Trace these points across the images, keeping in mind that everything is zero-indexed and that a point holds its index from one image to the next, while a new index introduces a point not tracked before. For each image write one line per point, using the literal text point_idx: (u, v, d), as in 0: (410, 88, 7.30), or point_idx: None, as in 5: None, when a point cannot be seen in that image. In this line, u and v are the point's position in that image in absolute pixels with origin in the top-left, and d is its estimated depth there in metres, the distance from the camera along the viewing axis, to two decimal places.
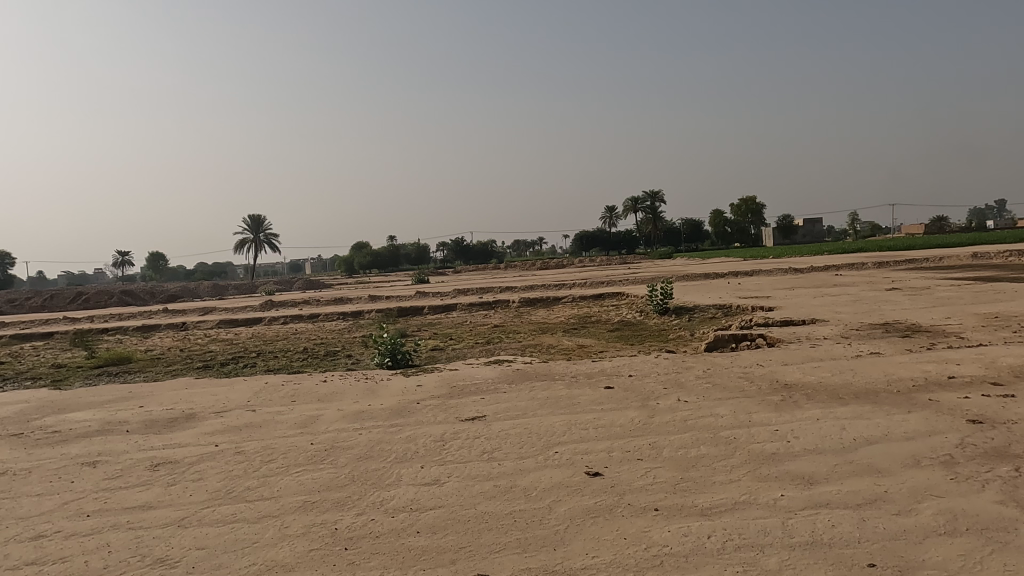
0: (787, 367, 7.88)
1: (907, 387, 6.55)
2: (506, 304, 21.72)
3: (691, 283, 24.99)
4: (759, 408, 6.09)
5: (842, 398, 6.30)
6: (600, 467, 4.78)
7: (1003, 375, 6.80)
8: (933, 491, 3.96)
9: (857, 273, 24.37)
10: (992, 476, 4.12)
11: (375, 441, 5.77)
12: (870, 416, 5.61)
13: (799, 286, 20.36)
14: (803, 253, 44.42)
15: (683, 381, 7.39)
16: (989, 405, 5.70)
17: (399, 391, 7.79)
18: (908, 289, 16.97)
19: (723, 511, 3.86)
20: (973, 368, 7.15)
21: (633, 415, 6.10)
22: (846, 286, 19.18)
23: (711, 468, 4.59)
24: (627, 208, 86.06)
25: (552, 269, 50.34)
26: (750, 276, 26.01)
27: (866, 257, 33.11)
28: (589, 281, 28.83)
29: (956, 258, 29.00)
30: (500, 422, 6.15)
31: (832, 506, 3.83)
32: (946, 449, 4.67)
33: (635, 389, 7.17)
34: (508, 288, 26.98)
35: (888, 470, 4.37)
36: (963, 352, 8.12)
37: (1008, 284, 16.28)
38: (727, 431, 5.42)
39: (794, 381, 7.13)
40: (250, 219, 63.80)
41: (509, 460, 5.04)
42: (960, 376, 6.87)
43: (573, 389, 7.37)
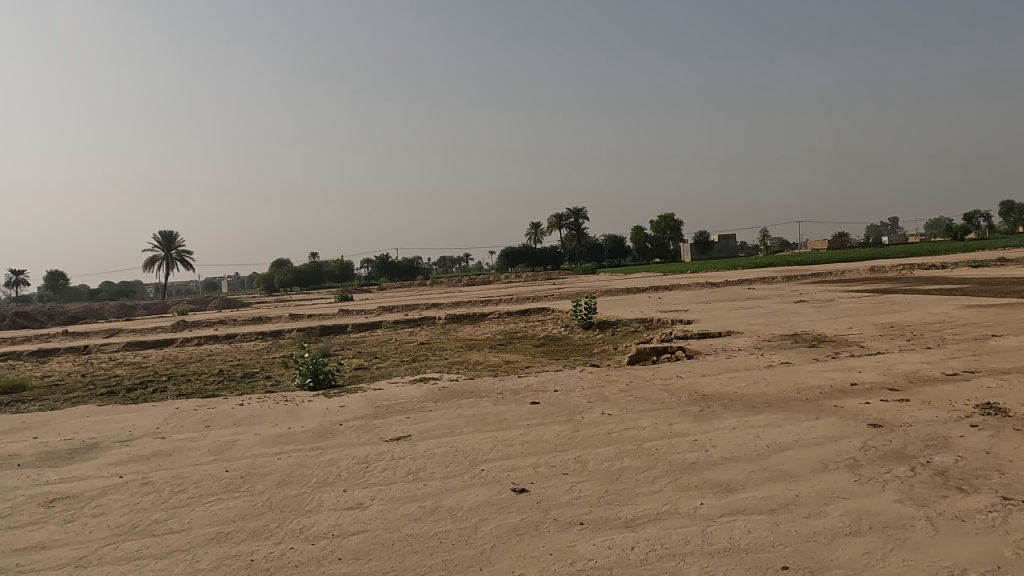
0: (705, 378, 8.15)
1: (815, 395, 6.90)
2: (431, 321, 21.52)
3: (613, 297, 25.62)
4: (679, 418, 6.27)
5: (756, 407, 6.57)
6: (526, 483, 4.78)
7: (899, 381, 7.27)
8: (840, 493, 4.18)
9: (768, 287, 25.66)
10: (891, 476, 4.39)
11: (295, 465, 5.56)
12: (782, 424, 5.87)
13: (715, 300, 21.21)
14: (717, 268, 46.48)
15: (607, 395, 7.52)
16: (888, 410, 6.08)
17: (321, 413, 7.57)
18: (814, 302, 17.95)
19: (645, 522, 3.93)
20: (873, 375, 7.62)
21: (559, 430, 6.15)
22: (758, 299, 20.18)
23: (634, 480, 4.67)
24: (551, 224, 87.58)
25: (477, 286, 50.58)
26: (669, 291, 26.90)
27: (774, 272, 34.88)
28: (514, 296, 29.06)
29: (856, 272, 31.02)
30: (426, 441, 6.06)
31: (748, 512, 3.97)
32: (851, 453, 4.94)
33: (561, 403, 7.24)
34: (434, 305, 26.78)
35: (799, 474, 4.58)
36: (864, 360, 8.64)
37: (902, 296, 17.50)
38: (650, 442, 5.54)
39: (711, 392, 7.38)
40: (162, 233, 60.74)
41: (435, 480, 4.97)
42: (862, 383, 7.31)
43: (499, 405, 7.36)
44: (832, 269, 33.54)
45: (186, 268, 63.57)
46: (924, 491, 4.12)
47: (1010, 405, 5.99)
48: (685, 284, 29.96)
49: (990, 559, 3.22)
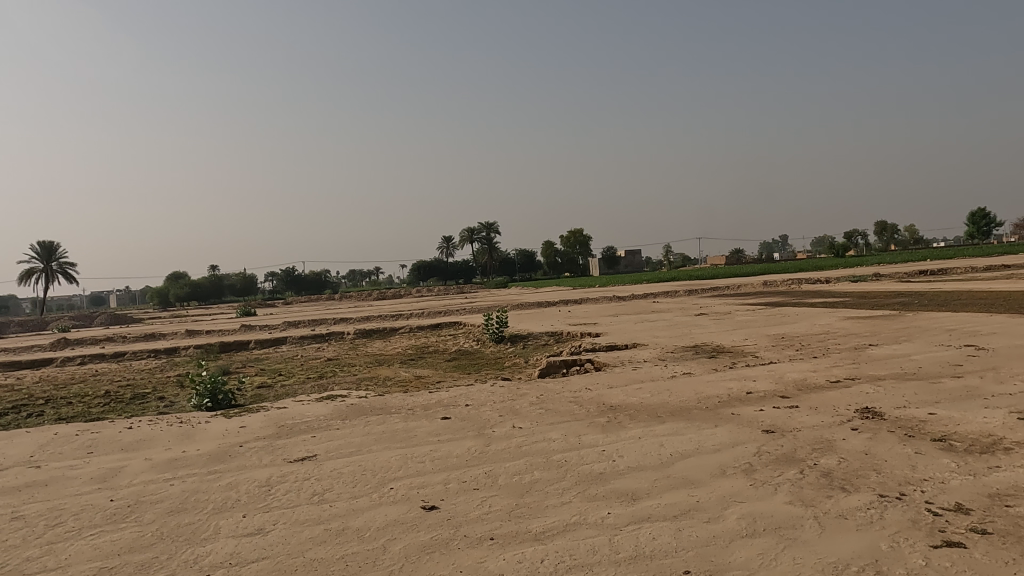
0: (612, 390, 8.35)
1: (714, 404, 7.23)
2: (340, 336, 20.93)
3: (525, 311, 25.89)
4: (587, 430, 6.39)
5: (661, 417, 6.81)
6: (436, 501, 4.71)
7: (789, 389, 7.74)
8: (738, 497, 4.39)
9: (671, 301, 26.75)
10: (782, 479, 4.65)
11: (190, 491, 5.24)
12: (684, 432, 6.10)
13: (622, 313, 21.86)
14: (624, 283, 48.04)
15: (518, 409, 7.57)
16: (779, 416, 6.46)
17: (220, 434, 7.18)
18: (713, 314, 18.85)
19: (555, 534, 3.97)
20: (766, 384, 8.07)
21: (469, 445, 6.12)
22: (662, 313, 20.97)
23: (544, 493, 4.71)
24: (463, 239, 87.63)
25: (388, 300, 49.82)
26: (579, 305, 27.50)
27: (677, 286, 36.39)
28: (426, 311, 28.81)
29: (751, 286, 32.88)
30: (334, 460, 5.88)
31: (652, 520, 4.10)
32: (747, 458, 5.20)
33: (472, 418, 7.21)
34: (343, 320, 26.10)
35: (700, 480, 4.77)
36: (758, 370, 9.14)
37: (792, 309, 18.69)
38: (559, 454, 5.62)
39: (618, 403, 7.58)
40: (41, 244, 56.13)
41: (342, 501, 4.81)
42: (756, 391, 7.72)
43: (409, 422, 7.25)
44: (729, 284, 35.41)
45: (68, 282, 58.86)
46: (811, 492, 4.39)
47: (885, 409, 6.51)
48: (594, 297, 30.74)
49: (869, 553, 3.46)
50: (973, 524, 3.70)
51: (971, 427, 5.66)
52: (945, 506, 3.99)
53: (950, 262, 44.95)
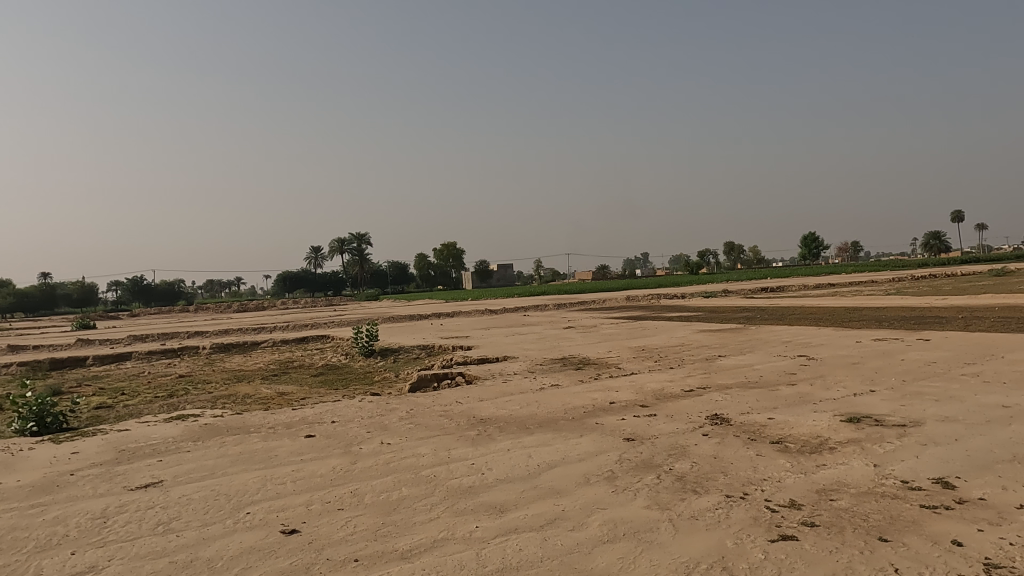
0: (482, 403, 8.40)
1: (580, 414, 7.48)
2: (193, 351, 19.46)
3: (396, 324, 25.48)
4: (457, 444, 6.38)
5: (529, 428, 6.93)
6: (297, 524, 4.48)
7: (648, 398, 8.19)
8: (600, 504, 4.55)
9: (541, 314, 27.47)
10: (641, 485, 4.89)
11: (7, 529, 4.61)
12: (551, 443, 6.25)
13: (493, 326, 22.13)
14: (496, 296, 48.74)
15: (387, 424, 7.40)
16: (640, 425, 6.80)
17: (47, 462, 6.40)
18: (580, 328, 19.57)
19: (422, 552, 3.90)
20: (628, 394, 8.47)
21: (334, 463, 5.90)
22: (532, 326, 21.49)
23: (412, 510, 4.63)
24: (333, 249, 84.91)
25: (250, 312, 47.12)
26: (451, 318, 27.50)
27: (547, 300, 37.47)
28: (292, 323, 27.56)
29: (616, 300, 34.54)
30: (183, 486, 5.43)
31: (520, 531, 4.15)
32: (609, 466, 5.42)
33: (338, 435, 6.96)
34: (197, 333, 24.32)
35: (565, 489, 4.91)
36: (621, 381, 9.58)
37: (651, 322, 19.85)
38: (428, 470, 5.55)
39: (488, 416, 7.63)
40: None
41: (191, 530, 4.45)
42: (619, 401, 8.09)
43: (270, 441, 6.86)
44: (597, 298, 37.00)
45: None
46: (667, 495, 4.65)
47: (732, 415, 7.05)
48: (467, 311, 30.93)
49: (717, 551, 3.71)
50: (803, 518, 4.09)
51: (803, 430, 6.27)
52: (780, 503, 4.38)
53: (785, 280, 49.85)
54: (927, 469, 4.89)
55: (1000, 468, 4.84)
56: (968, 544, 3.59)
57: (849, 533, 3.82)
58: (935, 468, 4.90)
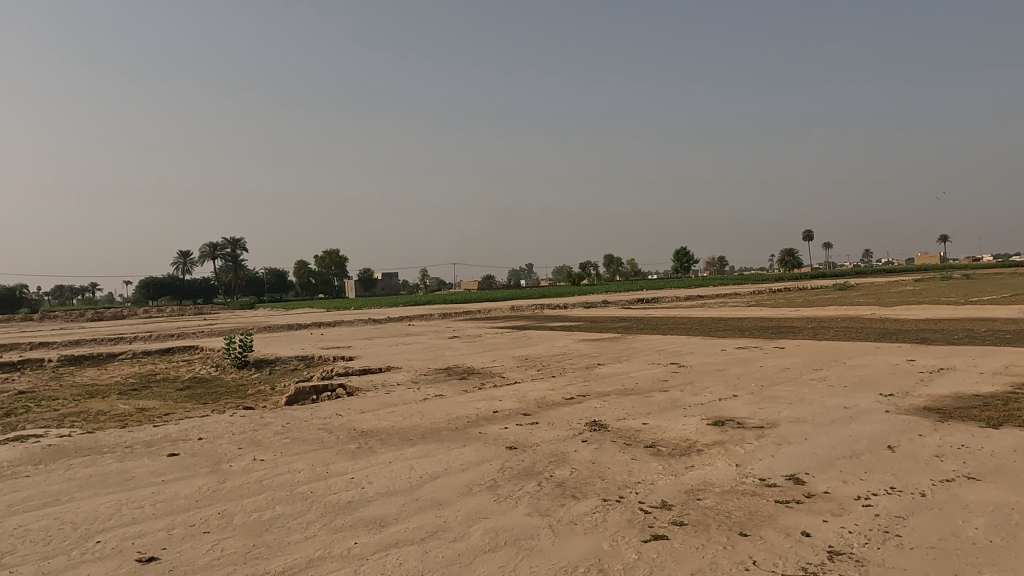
0: (363, 415, 8.18)
1: (463, 424, 7.47)
2: (37, 365, 17.53)
3: (273, 334, 24.34)
4: (335, 458, 6.17)
5: (411, 439, 6.83)
6: (156, 551, 4.14)
7: (530, 406, 8.32)
8: (481, 514, 4.56)
9: (426, 324, 27.29)
10: (523, 492, 4.96)
11: None
12: (434, 453, 6.20)
13: (376, 336, 21.69)
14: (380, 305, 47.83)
15: (260, 439, 7.02)
16: (522, 433, 6.90)
17: None
18: (465, 337, 19.61)
19: (296, 573, 3.73)
20: (511, 403, 8.58)
21: (201, 483, 5.52)
22: (417, 335, 21.28)
23: (286, 528, 4.41)
24: (204, 255, 79.86)
25: (106, 321, 43.23)
26: (332, 327, 26.66)
27: (432, 310, 37.21)
28: (156, 333, 25.60)
29: (500, 310, 34.95)
30: (19, 515, 4.86)
31: (400, 545, 4.07)
32: (491, 475, 5.45)
33: (205, 453, 6.52)
34: (42, 344, 21.97)
35: (447, 500, 4.87)
36: (504, 390, 9.67)
37: (534, 332, 20.28)
38: (304, 486, 5.32)
39: (369, 428, 7.44)
40: None
41: (29, 564, 3.98)
42: (502, 410, 8.16)
43: (126, 462, 6.30)
44: (481, 308, 37.26)
45: None
46: (547, 502, 4.74)
47: (609, 421, 7.32)
48: (349, 320, 30.12)
49: (594, 554, 3.83)
50: (673, 518, 4.31)
51: (673, 433, 6.63)
52: (652, 504, 4.59)
53: (659, 292, 52.70)
54: (781, 466, 5.32)
55: (841, 463, 5.36)
56: (815, 534, 3.94)
57: (713, 530, 4.07)
58: (787, 465, 5.34)
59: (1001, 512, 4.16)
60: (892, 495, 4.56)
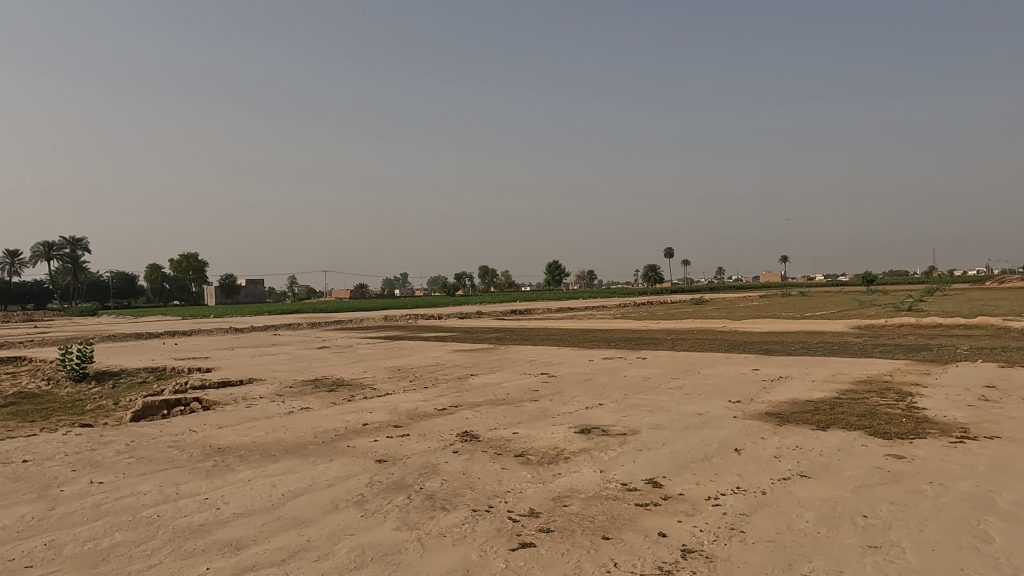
0: (220, 430, 7.66)
1: (330, 438, 7.20)
2: None
3: (118, 344, 22.22)
4: (188, 477, 5.72)
5: (274, 455, 6.49)
6: None
7: (401, 418, 8.19)
8: (348, 530, 4.41)
9: (293, 333, 26.13)
10: (391, 506, 4.86)
11: None
12: (298, 469, 5.92)
13: (238, 346, 20.44)
14: (243, 313, 45.15)
15: (99, 460, 6.37)
16: (392, 445, 6.77)
17: None
18: (334, 348, 18.96)
19: None
20: (381, 415, 8.39)
21: (24, 511, 4.90)
22: (282, 345, 20.30)
23: (127, 557, 4.03)
24: (37, 255, 71.59)
25: None
26: (188, 336, 24.81)
27: (300, 319, 35.68)
28: None
29: (373, 320, 34.14)
30: None
31: (258, 568, 3.84)
32: (358, 489, 5.29)
33: (31, 477, 5.80)
34: None
35: (312, 518, 4.67)
36: (374, 402, 9.43)
37: (407, 342, 20.01)
38: (150, 509, 4.89)
39: (227, 444, 6.97)
40: None
41: None
42: (372, 422, 7.97)
43: None
44: (353, 317, 36.30)
45: None
46: (416, 515, 4.67)
47: (480, 431, 7.36)
48: (207, 329, 28.20)
49: (462, 565, 3.82)
50: (540, 525, 4.40)
51: (542, 442, 6.78)
52: (521, 512, 4.67)
53: (532, 304, 53.88)
54: (641, 471, 5.61)
55: (694, 466, 5.74)
56: (670, 534, 4.19)
57: (578, 535, 4.21)
58: (647, 470, 5.64)
59: (827, 505, 4.64)
60: (737, 494, 4.95)
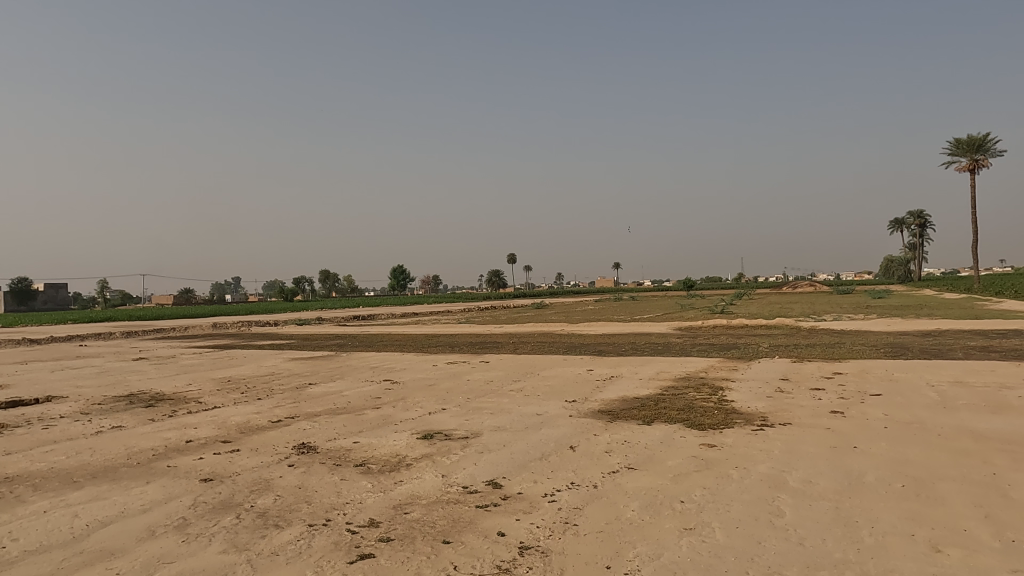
0: (9, 457, 6.67)
1: (148, 458, 6.55)
2: None
3: None
4: None
5: (77, 481, 5.78)
6: None
7: (231, 433, 7.65)
8: (166, 558, 4.05)
9: (104, 344, 23.43)
10: (218, 528, 4.52)
11: None
12: (107, 495, 5.33)
13: (33, 359, 17.93)
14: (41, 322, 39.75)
15: None
16: (220, 462, 6.31)
17: None
18: (154, 359, 17.27)
19: None
20: (208, 430, 7.78)
21: None
22: (90, 358, 18.12)
23: None
24: None
25: None
26: None
27: (113, 328, 32.16)
28: None
29: (200, 328, 31.66)
30: None
31: None
32: (180, 512, 4.88)
33: None
34: None
35: (123, 549, 4.22)
36: (200, 417, 8.71)
37: (239, 351, 18.76)
38: None
39: (17, 473, 6.09)
40: None
41: None
42: (197, 439, 7.36)
43: None
44: (176, 325, 33.38)
45: None
46: (247, 535, 4.39)
47: (318, 442, 7.09)
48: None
49: None
50: (380, 535, 4.33)
51: (384, 450, 6.67)
52: (360, 523, 4.56)
53: (376, 309, 52.80)
54: (482, 473, 5.72)
55: (532, 465, 5.96)
56: (509, 532, 4.31)
57: (418, 542, 4.19)
58: (488, 471, 5.76)
59: (650, 494, 5.03)
60: (572, 489, 5.20)
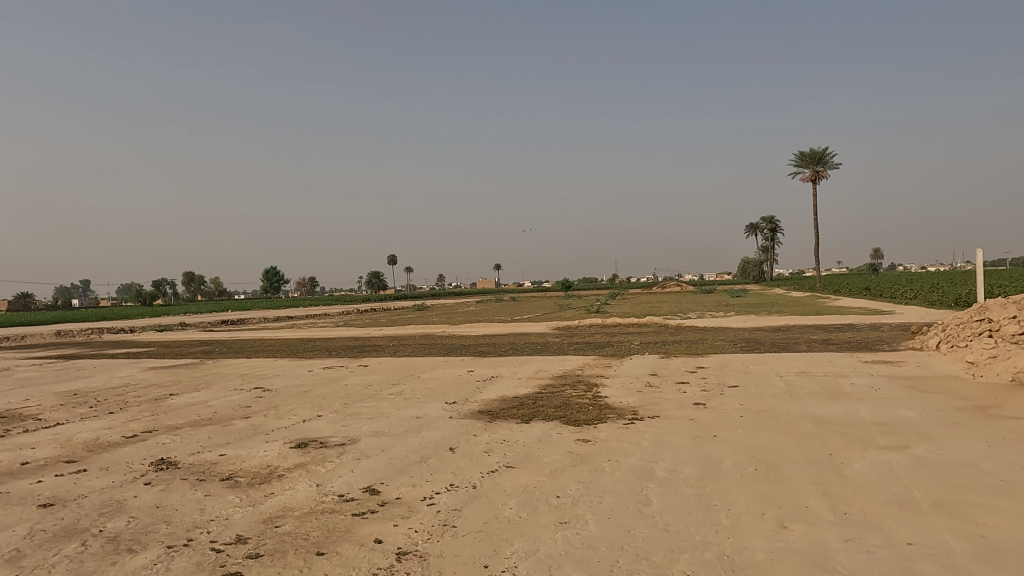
0: None
1: None
2: None
3: None
4: None
5: None
6: None
7: (77, 451, 6.96)
8: None
9: None
10: (59, 558, 4.09)
11: None
12: None
13: None
14: None
15: None
16: (63, 485, 5.72)
17: None
18: None
19: None
20: (49, 450, 7.02)
21: None
22: None
23: None
24: None
25: None
26: None
27: None
28: None
29: (41, 336, 28.54)
30: None
31: None
32: (14, 544, 4.36)
33: None
34: None
35: None
36: (39, 435, 7.84)
37: (87, 361, 17.09)
38: None
39: None
40: None
41: None
42: (35, 460, 6.62)
43: None
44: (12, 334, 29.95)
45: None
46: (93, 563, 4.01)
47: (179, 457, 6.61)
48: None
49: None
50: (248, 552, 4.11)
51: (253, 461, 6.34)
52: (225, 541, 4.30)
53: (247, 313, 50.01)
54: (358, 480, 5.58)
55: (411, 469, 5.89)
56: (386, 539, 4.23)
57: (290, 555, 4.02)
58: (365, 478, 5.63)
59: (527, 491, 5.13)
60: (450, 491, 5.20)
